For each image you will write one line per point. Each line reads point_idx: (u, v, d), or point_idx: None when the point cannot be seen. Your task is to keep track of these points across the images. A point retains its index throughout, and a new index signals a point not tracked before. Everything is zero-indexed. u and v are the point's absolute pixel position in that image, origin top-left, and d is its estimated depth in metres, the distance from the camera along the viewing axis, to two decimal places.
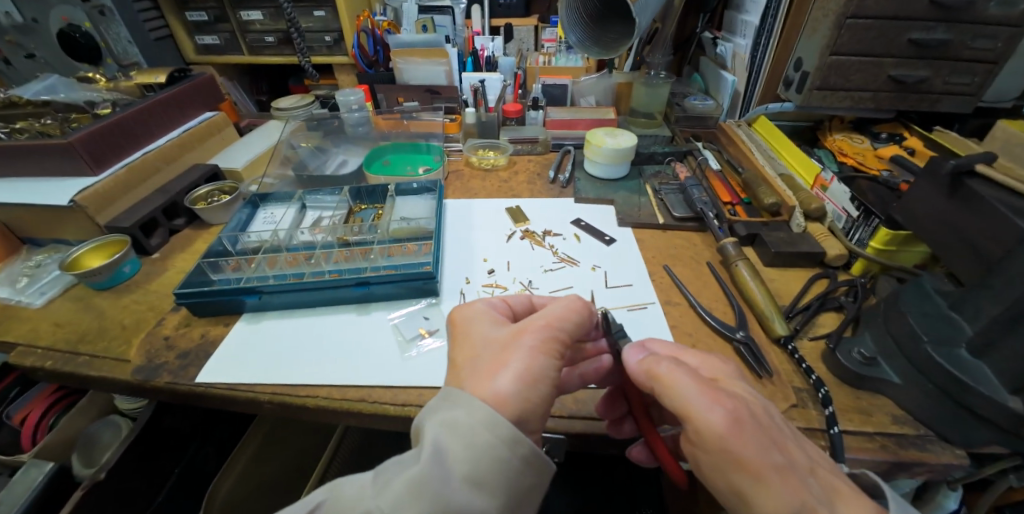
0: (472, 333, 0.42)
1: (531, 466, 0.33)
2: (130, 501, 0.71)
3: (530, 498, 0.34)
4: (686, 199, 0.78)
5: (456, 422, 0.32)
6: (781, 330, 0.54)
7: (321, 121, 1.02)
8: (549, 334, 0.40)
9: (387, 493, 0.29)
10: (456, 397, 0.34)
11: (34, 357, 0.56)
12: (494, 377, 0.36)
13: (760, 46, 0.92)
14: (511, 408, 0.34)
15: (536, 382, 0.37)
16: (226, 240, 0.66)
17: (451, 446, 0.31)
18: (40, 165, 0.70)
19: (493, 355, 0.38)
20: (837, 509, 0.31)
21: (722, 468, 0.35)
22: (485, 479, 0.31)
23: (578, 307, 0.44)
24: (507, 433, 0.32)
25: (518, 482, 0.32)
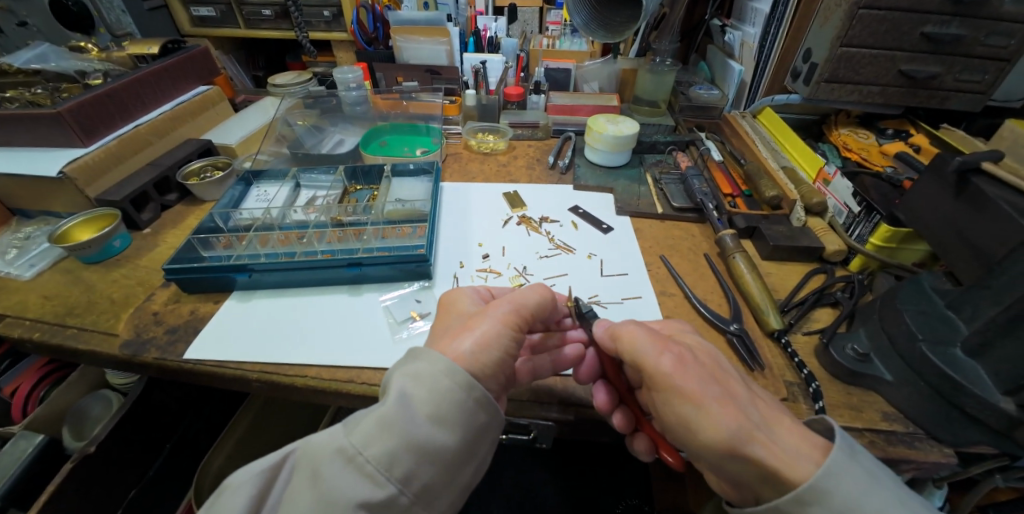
0: (451, 309, 0.43)
1: (484, 407, 0.34)
2: (125, 472, 0.72)
3: (489, 436, 0.35)
4: (686, 190, 0.77)
5: (419, 372, 0.33)
6: (776, 324, 0.54)
7: (318, 98, 0.99)
8: (513, 308, 0.41)
9: (356, 433, 0.30)
10: (419, 352, 0.35)
11: (22, 328, 0.56)
12: (456, 342, 0.37)
13: (769, 35, 0.90)
14: (473, 366, 0.36)
15: (496, 348, 0.38)
16: (218, 216, 0.65)
17: (415, 393, 0.32)
18: (29, 134, 0.68)
19: (461, 325, 0.39)
20: (774, 433, 0.34)
21: (671, 403, 0.38)
22: (446, 420, 0.32)
23: (547, 292, 0.44)
24: (464, 379, 0.33)
25: (472, 423, 0.33)
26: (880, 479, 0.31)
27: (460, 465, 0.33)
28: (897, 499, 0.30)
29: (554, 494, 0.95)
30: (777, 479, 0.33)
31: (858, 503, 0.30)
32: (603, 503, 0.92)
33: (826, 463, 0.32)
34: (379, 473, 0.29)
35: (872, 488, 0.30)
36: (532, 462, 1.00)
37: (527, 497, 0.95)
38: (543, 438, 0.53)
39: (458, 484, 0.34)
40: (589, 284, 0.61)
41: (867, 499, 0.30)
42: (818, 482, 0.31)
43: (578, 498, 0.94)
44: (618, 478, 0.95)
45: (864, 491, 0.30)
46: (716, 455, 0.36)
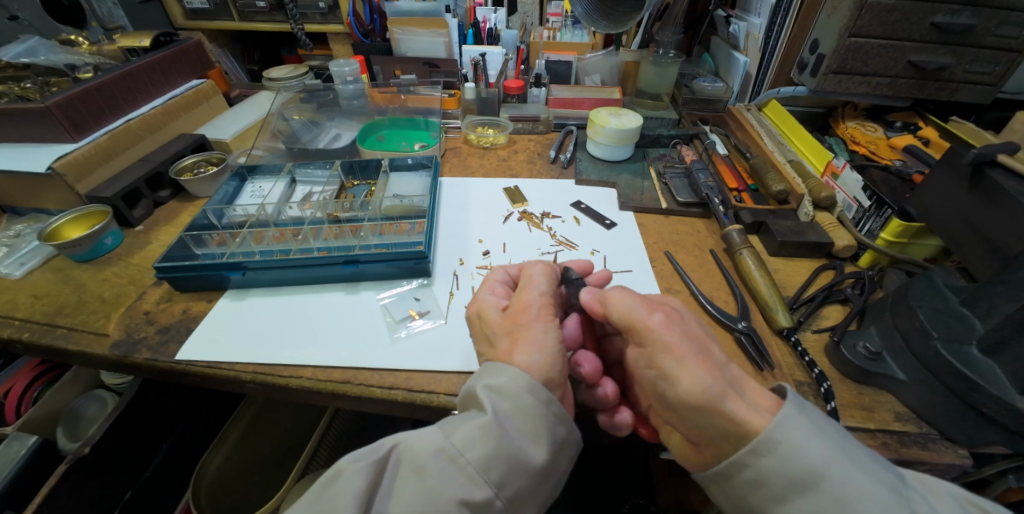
0: (484, 327, 0.42)
1: (563, 420, 0.34)
2: (119, 473, 0.70)
3: (570, 449, 0.35)
4: (691, 184, 0.75)
5: (502, 386, 0.33)
6: (784, 322, 0.52)
7: (314, 92, 0.98)
8: (541, 302, 0.41)
9: (456, 436, 0.31)
10: (498, 367, 0.35)
11: (11, 329, 0.54)
12: (520, 350, 0.36)
13: (775, 26, 0.88)
14: (546, 369, 0.35)
15: (556, 347, 0.37)
16: (211, 213, 0.63)
17: (504, 406, 0.32)
18: (18, 130, 0.67)
19: (507, 339, 0.38)
20: (744, 392, 0.33)
21: (653, 356, 0.37)
22: (534, 433, 0.32)
23: (549, 272, 0.45)
24: (545, 395, 0.33)
25: (555, 437, 0.33)
26: (828, 431, 0.30)
27: (546, 481, 0.33)
28: (841, 446, 0.29)
29: (558, 493, 0.94)
30: (738, 433, 0.31)
31: (802, 452, 0.29)
32: (605, 504, 0.91)
33: (779, 415, 0.31)
34: (477, 474, 0.30)
35: (821, 439, 0.29)
36: None
37: None
38: None
39: (542, 496, 0.33)
40: None
41: (813, 445, 0.29)
42: (768, 434, 0.30)
43: (581, 500, 0.93)
44: (622, 481, 0.94)
45: (811, 438, 0.29)
46: (687, 411, 0.34)
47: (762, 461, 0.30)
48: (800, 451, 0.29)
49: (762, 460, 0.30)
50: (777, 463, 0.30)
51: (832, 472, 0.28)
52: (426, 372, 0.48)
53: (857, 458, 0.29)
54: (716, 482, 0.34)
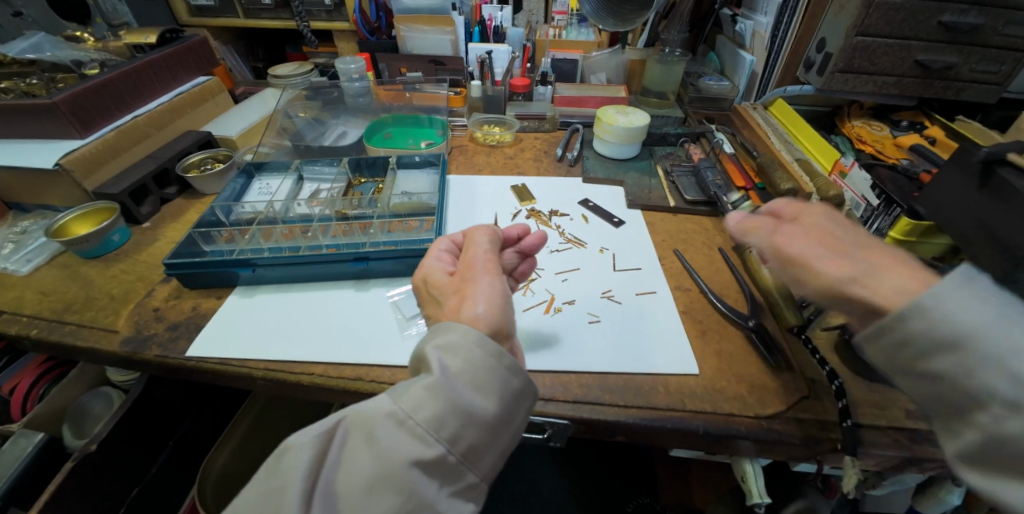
0: (430, 290, 0.39)
1: (517, 371, 0.32)
2: (125, 473, 0.70)
3: (529, 401, 0.33)
4: (698, 183, 0.75)
5: (452, 343, 0.31)
6: (794, 320, 0.52)
7: (319, 90, 0.97)
8: (486, 259, 0.39)
9: (404, 398, 0.29)
10: (445, 325, 0.33)
11: (19, 326, 0.54)
12: (467, 305, 0.34)
13: (782, 24, 0.88)
14: (495, 320, 0.33)
15: (504, 298, 0.35)
16: (219, 210, 0.63)
17: (453, 362, 0.30)
18: (25, 126, 0.66)
19: (455, 297, 0.36)
20: (885, 275, 0.28)
21: (782, 270, 0.35)
22: (486, 386, 0.30)
23: (492, 233, 0.42)
24: (495, 346, 0.31)
25: (511, 390, 0.31)
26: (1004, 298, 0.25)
27: (505, 433, 0.31)
28: (1023, 310, 0.24)
29: (562, 491, 0.94)
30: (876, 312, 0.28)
31: (959, 314, 0.25)
32: (610, 503, 0.91)
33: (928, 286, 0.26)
34: (429, 434, 0.28)
35: (997, 306, 0.24)
36: (541, 462, 0.99)
37: (534, 499, 0.94)
38: (559, 436, 0.47)
39: (503, 449, 0.32)
40: (602, 279, 0.59)
41: (979, 312, 0.24)
42: (915, 301, 0.26)
43: (586, 498, 0.93)
44: (627, 479, 0.94)
45: (974, 304, 0.25)
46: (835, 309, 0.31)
47: (909, 325, 0.26)
48: (947, 313, 0.25)
49: (910, 322, 0.26)
50: (928, 323, 0.25)
51: (989, 329, 0.24)
52: None
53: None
54: (865, 348, 0.29)
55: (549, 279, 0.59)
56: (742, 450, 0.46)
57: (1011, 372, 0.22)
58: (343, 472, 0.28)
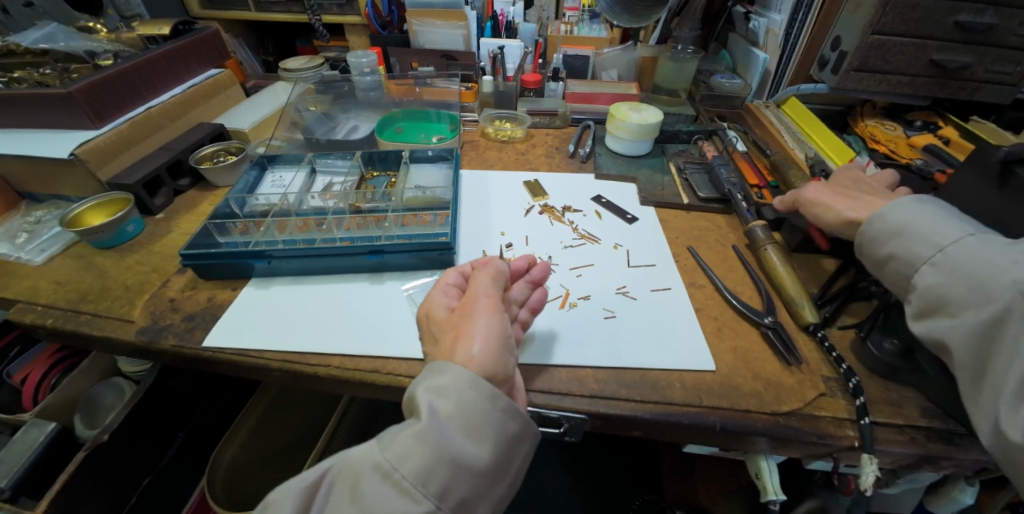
0: (430, 324, 0.40)
1: (512, 414, 0.32)
2: (135, 465, 0.70)
3: (521, 445, 0.33)
4: (712, 180, 0.74)
5: (443, 386, 0.31)
6: (811, 318, 0.52)
7: (331, 83, 0.97)
8: (486, 296, 0.39)
9: (391, 449, 0.29)
10: (439, 365, 0.33)
11: (34, 314, 0.54)
12: (463, 344, 0.34)
13: (796, 22, 0.88)
14: (490, 362, 0.33)
15: (502, 337, 0.35)
16: (234, 202, 0.63)
17: (443, 406, 0.30)
18: (40, 116, 0.66)
19: (451, 335, 0.36)
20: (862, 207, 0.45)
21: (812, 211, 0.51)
22: (477, 431, 0.30)
23: (493, 270, 0.42)
24: (489, 388, 0.32)
25: (504, 433, 0.32)
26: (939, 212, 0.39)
27: (498, 480, 0.31)
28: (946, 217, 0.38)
29: (569, 487, 0.95)
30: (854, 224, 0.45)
31: (898, 217, 0.40)
32: (616, 499, 0.92)
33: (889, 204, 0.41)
34: (416, 488, 0.28)
35: (930, 210, 0.39)
36: (547, 458, 1.00)
37: (540, 496, 0.93)
38: (574, 431, 0.47)
39: (495, 497, 0.32)
40: (616, 275, 0.59)
41: (914, 213, 0.39)
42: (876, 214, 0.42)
43: (592, 495, 0.93)
44: (634, 477, 0.95)
45: (916, 213, 0.39)
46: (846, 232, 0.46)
47: (869, 227, 0.42)
48: (891, 216, 0.41)
49: (873, 224, 0.42)
50: (885, 224, 0.41)
51: (912, 226, 0.39)
52: None
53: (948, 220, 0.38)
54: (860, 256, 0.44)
55: (563, 274, 0.59)
56: (757, 447, 0.45)
57: (930, 242, 0.37)
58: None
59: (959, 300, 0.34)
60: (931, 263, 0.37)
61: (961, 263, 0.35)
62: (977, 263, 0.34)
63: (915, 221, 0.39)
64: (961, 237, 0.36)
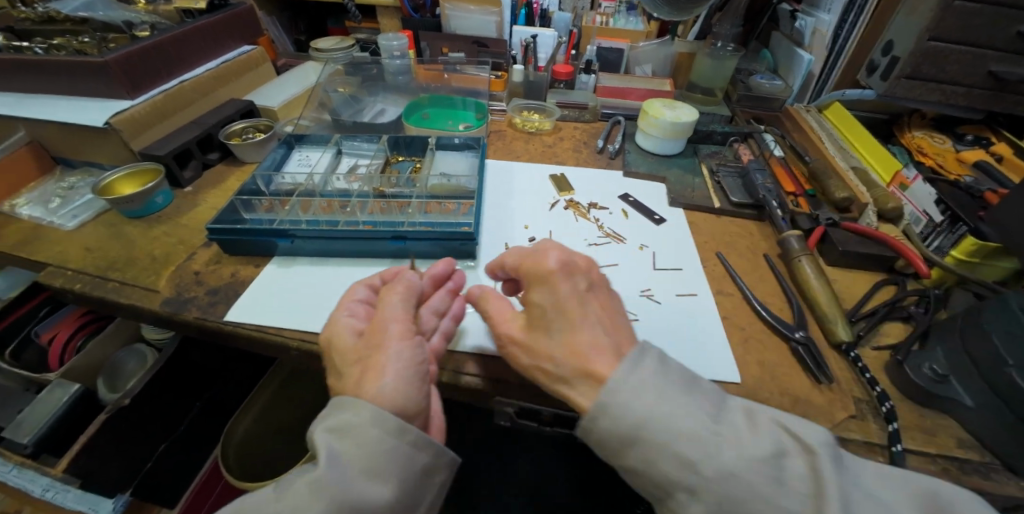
0: (335, 353, 0.39)
1: (420, 446, 0.33)
2: (153, 430, 0.72)
3: (430, 477, 0.34)
4: (746, 185, 0.71)
5: (343, 425, 0.32)
6: (844, 336, 0.50)
7: (359, 65, 0.95)
8: (396, 321, 0.39)
9: (285, 499, 0.29)
10: (344, 402, 0.34)
11: (64, 279, 0.55)
12: (373, 378, 0.34)
13: (847, 23, 0.83)
14: (397, 395, 0.34)
15: (412, 364, 0.36)
16: (260, 179, 0.63)
17: (341, 447, 0.31)
18: (78, 83, 0.68)
19: (359, 367, 0.36)
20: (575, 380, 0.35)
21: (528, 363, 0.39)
22: (379, 470, 0.31)
23: (401, 288, 0.42)
24: (394, 424, 0.32)
25: (412, 466, 0.33)
26: (671, 385, 0.32)
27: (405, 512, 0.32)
28: (674, 395, 0.31)
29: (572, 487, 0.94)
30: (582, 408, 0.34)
31: (631, 404, 0.31)
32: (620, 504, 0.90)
33: (613, 378, 0.32)
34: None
35: (661, 385, 0.31)
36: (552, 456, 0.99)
37: (542, 491, 0.94)
38: None
39: None
40: (641, 278, 0.58)
41: (657, 399, 0.30)
42: (600, 398, 0.32)
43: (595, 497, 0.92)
44: None
45: (645, 396, 0.31)
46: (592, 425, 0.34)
47: (598, 423, 0.32)
48: (632, 408, 0.31)
49: (598, 422, 0.32)
50: (612, 422, 0.31)
51: (648, 423, 0.30)
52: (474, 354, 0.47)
53: (677, 400, 0.31)
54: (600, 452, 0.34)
55: None
56: None
57: (676, 455, 0.29)
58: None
59: None
60: (689, 490, 0.29)
61: (725, 494, 0.27)
62: (740, 492, 0.27)
63: (659, 416, 0.30)
64: (711, 441, 0.29)
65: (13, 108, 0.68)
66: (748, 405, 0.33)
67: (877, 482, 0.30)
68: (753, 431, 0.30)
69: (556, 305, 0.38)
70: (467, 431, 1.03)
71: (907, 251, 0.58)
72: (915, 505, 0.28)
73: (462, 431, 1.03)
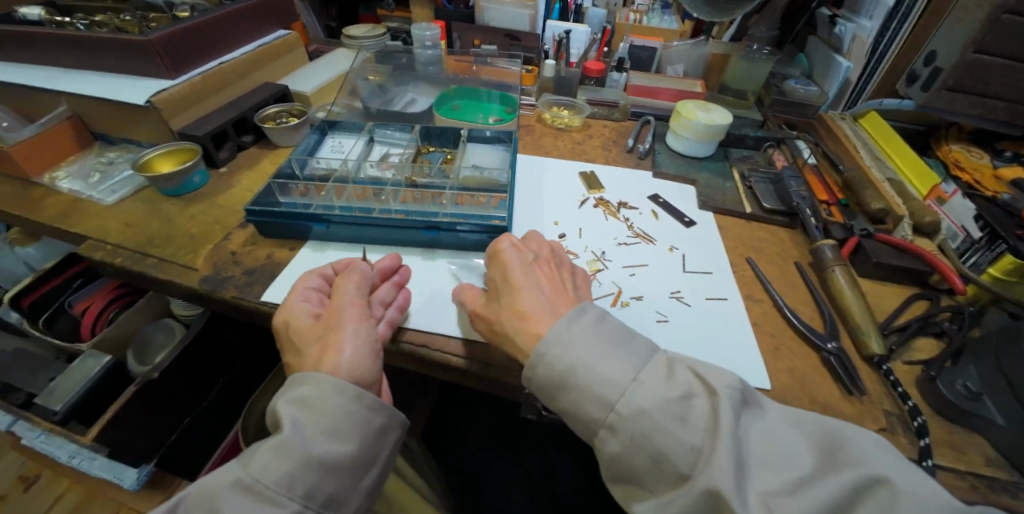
0: (291, 334, 0.42)
1: (376, 409, 0.36)
2: (178, 403, 0.74)
3: (386, 438, 0.37)
4: (779, 191, 0.71)
5: (304, 397, 0.35)
6: (877, 349, 0.49)
7: (390, 55, 0.98)
8: (350, 305, 0.42)
9: (252, 464, 0.31)
10: (303, 376, 0.36)
11: (104, 252, 0.57)
12: (330, 356, 0.37)
13: (889, 31, 0.82)
14: (355, 368, 0.37)
15: (369, 342, 0.39)
16: (296, 162, 0.64)
17: (304, 415, 0.34)
18: (121, 61, 0.69)
19: (316, 345, 0.39)
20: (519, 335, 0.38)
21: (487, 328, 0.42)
22: (340, 430, 0.34)
23: (355, 278, 0.45)
24: (351, 390, 0.35)
25: (370, 427, 0.36)
26: (601, 336, 0.35)
27: (366, 468, 0.35)
28: (605, 345, 0.34)
29: (581, 486, 0.94)
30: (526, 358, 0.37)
31: (565, 351, 0.34)
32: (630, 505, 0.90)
33: (550, 332, 0.36)
34: (279, 494, 0.30)
35: (590, 336, 0.35)
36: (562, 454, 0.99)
37: (550, 486, 0.94)
38: None
39: (366, 486, 0.36)
40: (671, 280, 0.57)
41: (582, 351, 0.34)
42: (537, 347, 0.35)
43: (605, 496, 0.92)
44: None
45: (575, 346, 0.34)
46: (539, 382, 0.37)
47: (536, 371, 0.35)
48: (564, 357, 0.34)
49: (537, 370, 0.35)
50: (546, 368, 0.34)
51: (577, 370, 0.33)
52: None
53: (608, 350, 0.34)
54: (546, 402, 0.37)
55: (615, 271, 0.58)
56: None
57: (599, 399, 0.32)
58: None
59: (656, 472, 0.30)
60: (609, 427, 0.31)
61: (635, 428, 0.30)
62: (648, 427, 0.30)
63: (585, 364, 0.33)
64: (627, 384, 0.32)
65: (57, 83, 0.70)
66: (674, 357, 0.34)
67: (786, 428, 0.30)
68: (670, 381, 0.32)
69: (503, 277, 0.43)
70: (469, 431, 1.03)
71: (942, 266, 0.58)
72: (818, 442, 0.29)
73: (464, 431, 1.03)
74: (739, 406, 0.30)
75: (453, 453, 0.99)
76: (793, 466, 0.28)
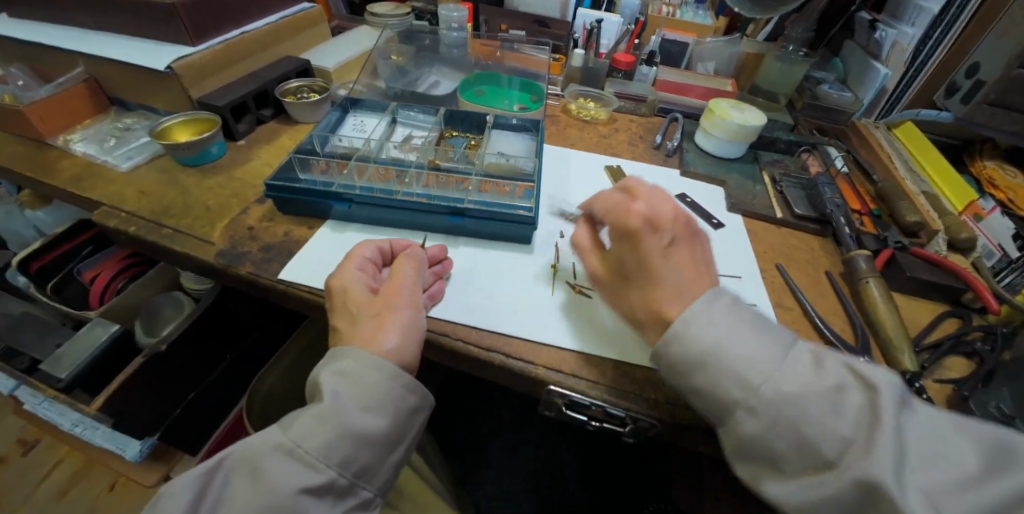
0: (347, 303, 0.40)
1: (411, 389, 0.37)
2: (185, 376, 0.73)
3: (418, 417, 0.38)
4: (811, 197, 0.68)
5: (345, 370, 0.35)
6: (910, 366, 0.47)
7: (415, 35, 0.95)
8: (410, 290, 0.42)
9: (293, 430, 0.32)
10: (345, 351, 0.36)
11: (118, 219, 0.55)
12: (382, 337, 0.37)
13: (930, 40, 0.79)
14: (403, 353, 0.38)
15: (418, 333, 0.40)
16: (317, 139, 0.62)
17: (344, 388, 0.34)
18: (144, 25, 0.67)
19: (371, 321, 0.39)
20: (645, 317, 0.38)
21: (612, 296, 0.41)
22: (377, 405, 0.34)
23: (414, 261, 0.45)
24: (390, 369, 0.36)
25: (403, 406, 0.36)
26: (743, 320, 0.33)
27: (396, 445, 0.36)
28: (747, 328, 0.33)
29: (586, 486, 0.93)
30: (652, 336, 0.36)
31: (704, 332, 0.33)
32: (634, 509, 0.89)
33: (689, 312, 0.34)
34: (317, 460, 0.31)
35: (731, 320, 0.33)
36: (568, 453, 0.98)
37: (554, 484, 0.93)
38: (636, 433, 0.45)
39: (395, 461, 0.36)
40: None
41: (720, 330, 0.32)
42: (676, 325, 0.34)
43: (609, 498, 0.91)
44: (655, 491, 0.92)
45: (716, 328, 0.33)
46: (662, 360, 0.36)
47: (671, 349, 0.34)
48: (703, 337, 0.32)
49: (671, 347, 0.33)
50: (684, 346, 0.33)
51: (721, 350, 0.32)
52: (526, 340, 0.46)
53: (753, 336, 0.32)
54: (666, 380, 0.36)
55: None
56: None
57: (739, 378, 0.30)
58: (226, 508, 0.29)
59: (793, 459, 0.29)
60: (747, 408, 0.30)
61: (780, 410, 0.29)
62: (796, 412, 0.28)
63: (727, 345, 0.32)
64: (771, 367, 0.30)
65: (77, 43, 0.68)
66: (818, 350, 0.32)
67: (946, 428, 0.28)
68: (818, 370, 0.30)
69: (635, 259, 0.38)
70: (478, 423, 1.02)
71: (976, 284, 0.56)
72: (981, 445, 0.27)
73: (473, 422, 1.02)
74: (902, 404, 0.28)
75: (456, 445, 0.98)
76: (956, 467, 0.26)
